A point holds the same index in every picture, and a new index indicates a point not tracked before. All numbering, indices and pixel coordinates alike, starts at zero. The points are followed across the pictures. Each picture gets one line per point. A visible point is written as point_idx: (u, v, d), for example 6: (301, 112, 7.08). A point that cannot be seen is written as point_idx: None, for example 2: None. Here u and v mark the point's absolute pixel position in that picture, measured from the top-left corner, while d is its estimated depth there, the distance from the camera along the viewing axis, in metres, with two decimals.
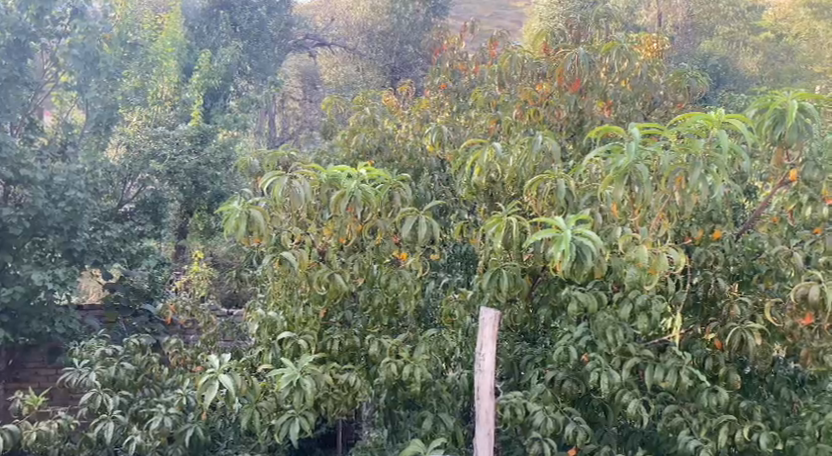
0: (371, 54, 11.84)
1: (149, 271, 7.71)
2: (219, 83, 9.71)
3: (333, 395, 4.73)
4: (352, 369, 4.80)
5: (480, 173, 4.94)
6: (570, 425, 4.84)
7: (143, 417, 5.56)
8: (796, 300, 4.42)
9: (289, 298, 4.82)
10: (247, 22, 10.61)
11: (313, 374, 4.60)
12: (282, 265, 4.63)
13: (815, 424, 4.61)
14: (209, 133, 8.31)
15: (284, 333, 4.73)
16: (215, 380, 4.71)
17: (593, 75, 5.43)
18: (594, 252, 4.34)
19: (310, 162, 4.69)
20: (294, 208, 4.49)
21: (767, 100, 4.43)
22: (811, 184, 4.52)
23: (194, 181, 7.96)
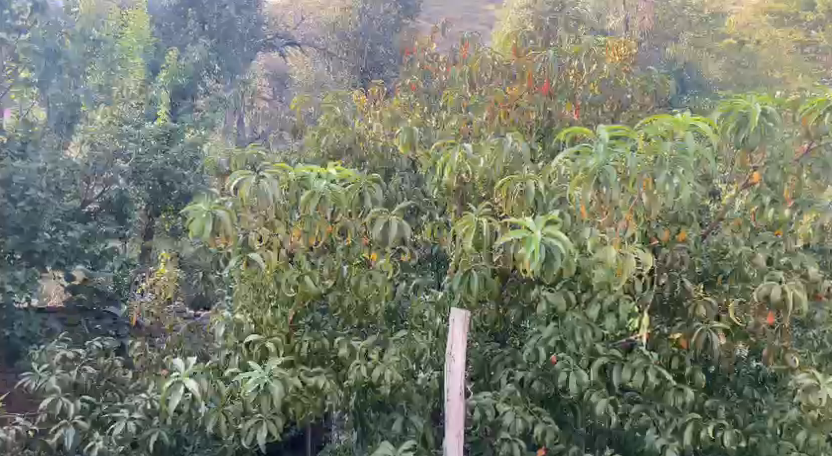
0: (342, 53, 11.50)
1: (114, 272, 7.69)
2: (186, 82, 9.68)
3: (303, 399, 4.75)
4: (321, 373, 4.78)
5: (451, 173, 4.91)
6: (539, 425, 4.84)
7: (106, 423, 5.54)
8: (759, 298, 4.50)
9: (259, 302, 4.83)
10: (216, 21, 10.38)
11: (281, 378, 4.59)
12: (250, 266, 4.67)
13: (776, 421, 4.69)
14: (177, 132, 7.99)
15: (250, 336, 4.71)
16: (181, 383, 4.72)
17: (562, 78, 5.58)
18: (564, 254, 4.32)
19: (279, 162, 4.65)
20: (263, 208, 4.48)
21: (732, 103, 4.50)
22: (774, 187, 4.55)
23: (161, 181, 7.79)
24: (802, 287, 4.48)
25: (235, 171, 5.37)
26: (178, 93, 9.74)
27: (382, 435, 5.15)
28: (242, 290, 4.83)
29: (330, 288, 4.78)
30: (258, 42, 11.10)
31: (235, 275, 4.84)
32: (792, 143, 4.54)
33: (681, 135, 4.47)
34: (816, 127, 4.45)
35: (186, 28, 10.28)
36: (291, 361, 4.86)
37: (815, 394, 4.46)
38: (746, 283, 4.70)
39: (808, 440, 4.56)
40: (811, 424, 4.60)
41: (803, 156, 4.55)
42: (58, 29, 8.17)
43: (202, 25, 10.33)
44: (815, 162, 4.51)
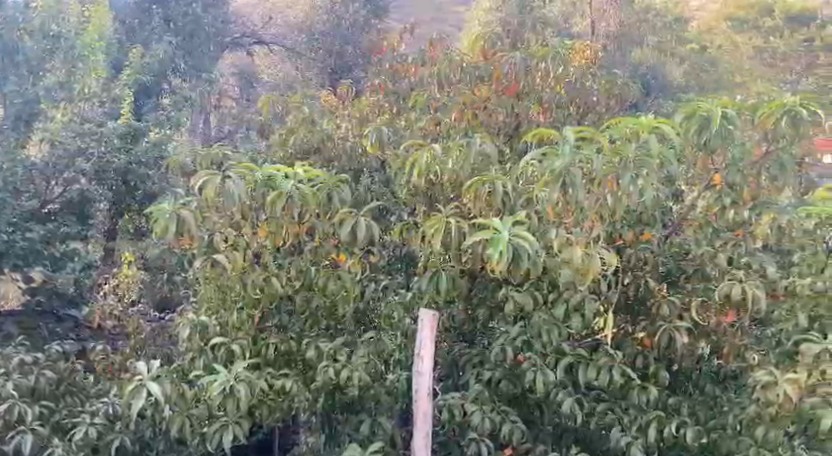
0: (311, 54, 11.53)
1: (74, 274, 7.41)
2: (151, 80, 9.39)
3: (269, 402, 4.74)
4: (288, 375, 4.78)
5: (420, 174, 4.95)
6: (507, 425, 4.89)
7: (66, 429, 5.36)
8: (720, 298, 4.62)
9: (224, 303, 4.88)
10: (183, 18, 10.29)
11: (247, 381, 4.57)
12: (214, 268, 4.66)
13: (738, 417, 4.71)
14: (141, 132, 7.64)
15: (217, 338, 4.73)
16: (144, 387, 4.63)
17: (529, 81, 5.61)
18: (531, 255, 4.37)
19: (246, 161, 4.64)
20: (228, 209, 4.48)
21: (693, 106, 4.58)
22: (734, 188, 4.69)
23: (125, 180, 7.51)
24: (761, 286, 4.58)
25: (201, 171, 5.34)
26: (141, 91, 9.36)
27: (350, 437, 5.13)
28: (208, 291, 4.84)
29: (297, 290, 4.85)
30: (226, 41, 11.14)
31: (201, 276, 4.84)
32: (750, 146, 4.65)
33: (644, 136, 4.54)
34: (775, 130, 4.53)
35: (150, 26, 10.16)
36: (257, 363, 4.86)
37: (772, 390, 4.42)
38: (707, 282, 4.87)
39: (766, 435, 4.56)
40: (770, 420, 4.54)
41: (762, 158, 4.67)
42: (16, 22, 7.97)
43: (166, 23, 10.17)
44: (770, 163, 4.65)
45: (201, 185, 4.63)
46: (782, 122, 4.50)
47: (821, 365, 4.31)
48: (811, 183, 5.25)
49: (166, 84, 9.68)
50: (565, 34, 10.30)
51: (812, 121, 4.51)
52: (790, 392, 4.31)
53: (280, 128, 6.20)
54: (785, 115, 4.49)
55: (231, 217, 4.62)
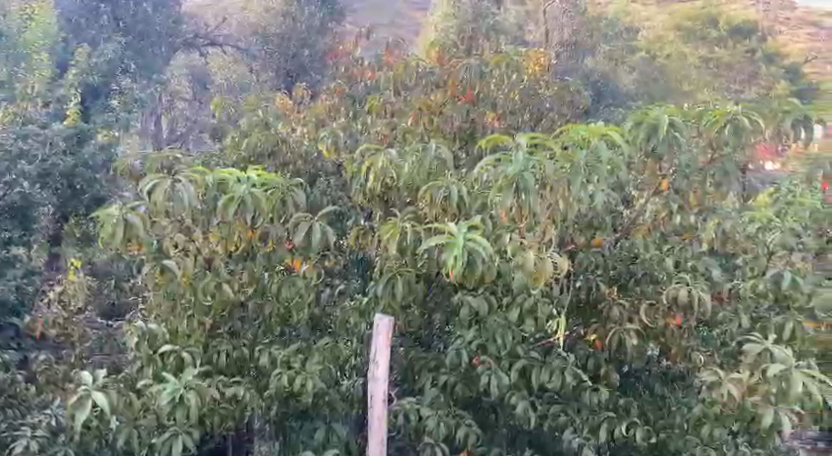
0: (266, 56, 11.62)
1: (15, 281, 6.28)
2: (97, 79, 8.59)
3: (221, 410, 4.73)
4: (240, 382, 4.78)
5: (375, 178, 5.01)
6: (461, 429, 4.94)
7: (8, 442, 5.27)
8: (668, 300, 4.72)
9: (173, 311, 4.79)
10: (133, 18, 10.04)
11: (197, 388, 4.49)
12: (163, 275, 4.61)
13: (685, 417, 4.86)
14: (88, 133, 7.27)
15: (166, 346, 4.65)
16: (90, 397, 4.47)
17: (484, 87, 5.66)
18: (485, 259, 4.41)
19: (195, 165, 4.62)
20: (178, 213, 4.44)
21: (641, 113, 4.68)
22: (679, 193, 4.82)
23: (70, 184, 7.05)
24: (706, 290, 4.71)
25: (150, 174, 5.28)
26: (88, 91, 8.54)
27: (304, 445, 5.15)
28: (156, 300, 4.78)
29: (250, 295, 4.89)
30: (178, 41, 11.01)
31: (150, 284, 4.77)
32: (696, 153, 4.74)
33: (594, 142, 4.62)
34: (719, 137, 4.64)
35: (98, 25, 9.83)
36: (208, 371, 4.85)
37: (717, 390, 4.56)
38: (656, 285, 4.95)
39: (711, 433, 4.74)
40: (715, 417, 4.76)
41: (708, 166, 4.77)
42: None
43: (115, 22, 9.89)
44: (716, 171, 4.75)
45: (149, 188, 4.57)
46: (725, 130, 4.61)
47: (761, 364, 4.45)
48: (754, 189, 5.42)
49: (114, 86, 8.87)
50: (519, 39, 10.30)
51: (755, 130, 4.62)
52: (734, 390, 4.47)
53: (233, 131, 6.13)
54: (730, 122, 4.60)
55: (180, 221, 4.61)
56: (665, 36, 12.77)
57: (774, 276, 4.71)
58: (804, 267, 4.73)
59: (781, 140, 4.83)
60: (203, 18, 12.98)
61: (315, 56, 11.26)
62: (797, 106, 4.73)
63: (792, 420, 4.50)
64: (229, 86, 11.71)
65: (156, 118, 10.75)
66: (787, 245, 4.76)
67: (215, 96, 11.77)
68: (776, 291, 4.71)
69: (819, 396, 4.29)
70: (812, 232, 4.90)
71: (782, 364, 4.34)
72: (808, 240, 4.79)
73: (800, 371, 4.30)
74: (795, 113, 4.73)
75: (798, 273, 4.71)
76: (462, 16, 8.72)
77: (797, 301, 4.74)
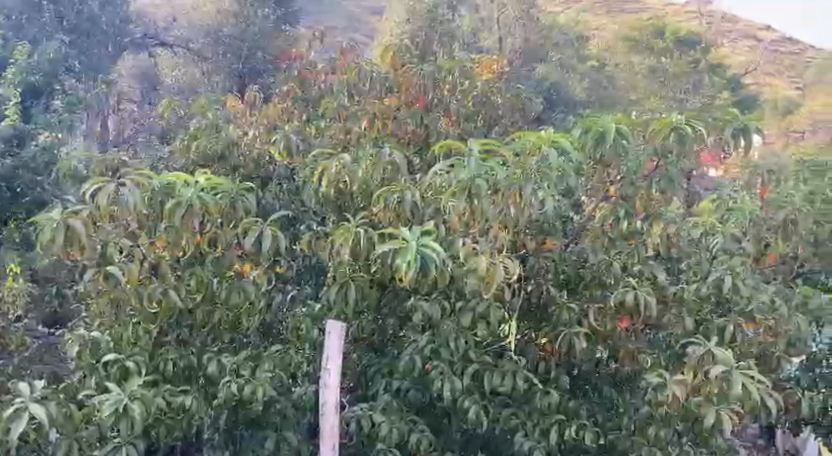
0: (218, 55, 11.59)
1: None
2: (41, 79, 8.20)
3: (166, 420, 4.69)
4: (188, 391, 4.73)
5: (329, 182, 4.99)
6: (414, 434, 4.90)
7: None
8: (615, 304, 4.79)
9: (118, 320, 4.81)
10: (77, 15, 9.60)
11: (142, 398, 4.44)
12: (107, 281, 4.53)
13: (632, 419, 5.03)
14: (28, 134, 7.33)
15: (110, 354, 4.57)
16: (25, 409, 4.28)
17: (437, 92, 5.73)
18: (438, 264, 4.35)
19: (141, 169, 4.59)
20: (123, 217, 4.41)
21: (590, 121, 4.79)
22: (627, 200, 4.90)
23: (9, 186, 6.97)
24: (652, 292, 4.79)
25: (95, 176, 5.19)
26: (31, 92, 8.19)
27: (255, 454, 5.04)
28: (100, 306, 4.71)
29: (198, 303, 4.81)
30: (126, 40, 10.80)
31: (92, 291, 4.70)
32: (644, 160, 4.80)
33: (545, 149, 4.63)
34: (664, 144, 4.78)
35: (41, 23, 9.26)
36: (155, 380, 4.78)
37: (662, 391, 4.65)
38: (604, 289, 4.98)
39: (657, 434, 4.89)
40: (660, 419, 4.89)
41: (653, 172, 4.88)
42: None
43: (59, 20, 9.42)
44: (660, 177, 4.85)
45: (91, 193, 4.52)
46: (670, 138, 4.74)
47: (704, 366, 4.53)
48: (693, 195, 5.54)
49: (58, 86, 8.48)
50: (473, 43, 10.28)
51: (698, 137, 4.76)
52: (678, 391, 4.57)
53: (182, 134, 6.02)
54: (673, 131, 4.74)
55: (125, 227, 4.57)
56: (600, 52, 13.88)
57: (714, 282, 4.93)
58: (743, 271, 5.00)
59: (724, 149, 4.94)
60: (150, 18, 12.85)
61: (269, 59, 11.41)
62: (737, 116, 4.89)
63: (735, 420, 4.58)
64: (180, 88, 11.61)
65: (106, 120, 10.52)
66: (728, 250, 5.12)
67: (164, 97, 11.69)
68: (718, 294, 4.96)
69: (758, 396, 4.42)
70: (750, 240, 5.25)
71: (724, 365, 4.46)
72: (746, 246, 5.20)
73: (739, 372, 4.43)
74: (734, 123, 4.88)
75: (739, 277, 4.96)
76: (409, 23, 8.81)
77: (737, 304, 5.03)
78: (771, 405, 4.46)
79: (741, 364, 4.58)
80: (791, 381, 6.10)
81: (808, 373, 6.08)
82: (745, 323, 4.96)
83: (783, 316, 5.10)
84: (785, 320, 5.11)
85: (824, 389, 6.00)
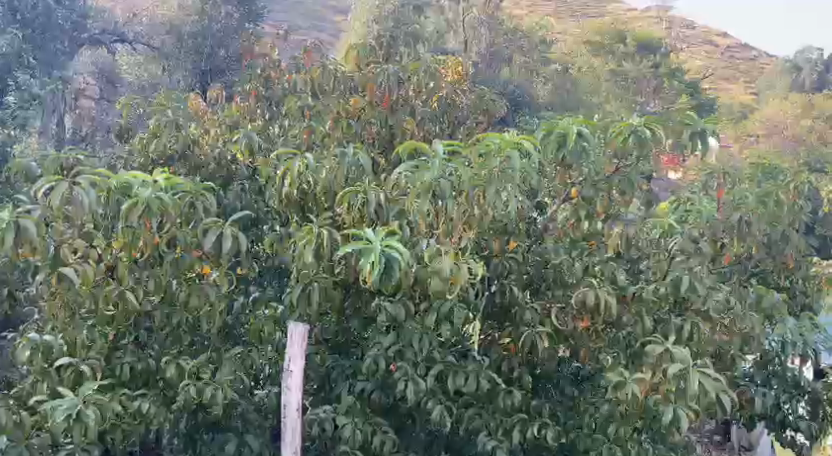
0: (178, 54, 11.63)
1: None
2: None
3: (123, 425, 4.61)
4: (145, 395, 4.65)
5: (291, 183, 4.88)
6: (377, 436, 4.83)
7: None
8: (576, 303, 4.80)
9: (71, 321, 4.62)
10: (32, 11, 9.64)
11: (97, 404, 4.32)
12: (61, 283, 4.45)
13: (593, 416, 5.00)
14: None
15: (63, 359, 4.44)
16: None
17: (402, 93, 5.60)
18: (403, 265, 4.30)
19: (97, 169, 4.53)
20: (76, 217, 4.33)
21: (552, 123, 4.82)
22: (589, 203, 4.94)
23: None
24: (613, 293, 4.79)
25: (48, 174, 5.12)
26: None
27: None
28: (52, 308, 4.63)
29: (157, 305, 4.81)
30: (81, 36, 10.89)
31: (45, 293, 4.63)
32: (604, 162, 4.92)
33: (508, 151, 4.56)
34: (624, 148, 4.84)
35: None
36: (111, 384, 4.71)
37: (622, 390, 4.67)
38: (565, 288, 5.01)
39: (617, 432, 4.87)
40: (620, 417, 4.87)
41: (613, 175, 4.96)
42: None
43: (13, 14, 9.40)
44: (620, 180, 4.93)
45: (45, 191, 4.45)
46: (629, 140, 4.80)
47: (662, 365, 4.61)
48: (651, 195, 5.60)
49: (10, 81, 8.43)
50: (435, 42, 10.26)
51: (654, 141, 4.83)
52: (638, 389, 4.60)
53: (140, 132, 5.95)
54: (632, 134, 4.80)
55: (80, 226, 4.51)
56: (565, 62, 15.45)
57: (673, 281, 4.91)
58: (701, 271, 4.96)
59: (682, 151, 5.07)
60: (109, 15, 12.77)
61: (230, 57, 11.47)
62: (695, 120, 4.97)
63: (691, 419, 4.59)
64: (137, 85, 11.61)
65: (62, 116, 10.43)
66: (688, 250, 5.01)
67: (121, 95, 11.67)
68: (676, 294, 4.91)
69: (715, 394, 4.49)
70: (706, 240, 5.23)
71: (681, 363, 4.51)
72: (705, 245, 5.16)
73: (697, 370, 4.48)
74: (692, 126, 4.97)
75: (697, 277, 4.92)
76: (376, 24, 8.79)
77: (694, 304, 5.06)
78: (727, 402, 4.48)
79: (699, 363, 4.60)
80: (745, 378, 6.34)
81: (761, 372, 6.30)
82: (701, 321, 4.95)
83: (738, 315, 5.22)
84: (740, 319, 5.25)
85: (776, 386, 6.26)
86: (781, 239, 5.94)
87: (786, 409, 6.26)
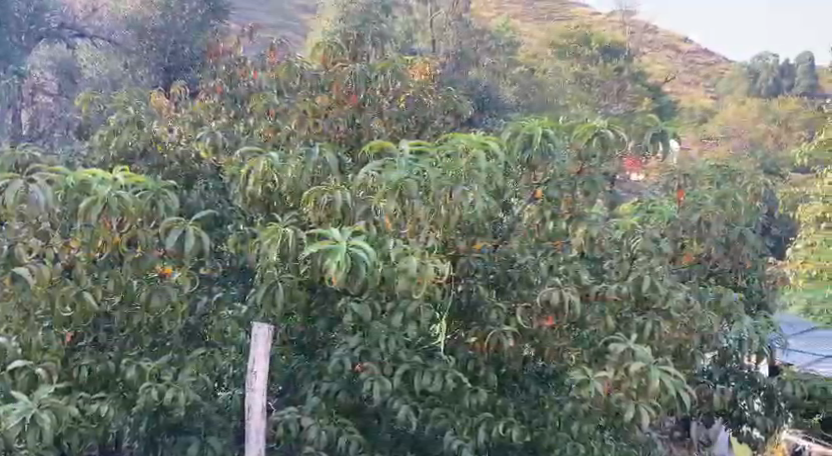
0: (142, 50, 11.80)
1: None
2: None
3: (81, 429, 4.54)
4: (104, 398, 4.59)
5: (256, 182, 4.84)
6: (343, 436, 4.76)
7: None
8: (541, 303, 4.77)
9: (26, 324, 4.51)
10: None
11: (52, 408, 4.22)
12: (14, 284, 4.35)
13: (556, 414, 4.95)
14: None
15: (17, 362, 4.34)
16: None
17: (370, 93, 5.54)
18: (369, 265, 4.23)
19: (54, 166, 4.44)
20: (31, 216, 4.25)
21: (519, 124, 4.92)
22: (554, 202, 4.98)
23: None
24: (576, 292, 4.77)
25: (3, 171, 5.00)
26: None
27: None
28: (6, 310, 4.50)
29: (117, 306, 4.73)
30: (40, 31, 11.24)
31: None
32: (569, 163, 4.94)
33: (474, 152, 4.63)
34: (587, 148, 4.89)
35: None
36: (68, 387, 4.65)
37: (585, 388, 4.68)
38: (531, 287, 5.00)
39: (581, 429, 4.87)
40: (584, 415, 4.90)
41: (578, 175, 4.98)
42: None
43: None
44: (584, 181, 4.96)
45: None
46: (593, 142, 4.87)
47: (625, 363, 4.63)
48: (618, 196, 5.56)
49: None
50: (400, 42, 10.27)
51: (617, 143, 4.89)
52: (601, 388, 4.61)
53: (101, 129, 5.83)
54: (596, 135, 4.86)
55: (35, 225, 4.46)
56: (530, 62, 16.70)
57: (634, 280, 4.97)
58: (660, 270, 5.08)
59: (644, 152, 5.18)
60: (71, 10, 12.73)
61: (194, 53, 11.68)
62: (656, 123, 5.11)
63: (651, 414, 4.67)
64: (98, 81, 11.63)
65: (20, 111, 10.35)
66: (648, 250, 5.11)
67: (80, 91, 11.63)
68: (637, 294, 4.95)
69: (674, 391, 4.56)
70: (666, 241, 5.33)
71: (642, 361, 4.59)
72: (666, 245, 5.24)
73: (657, 367, 4.57)
74: (654, 129, 5.10)
75: (656, 276, 5.01)
76: (344, 22, 8.75)
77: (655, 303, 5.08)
78: (687, 400, 4.57)
79: (659, 361, 4.71)
80: (704, 375, 6.37)
81: (720, 368, 6.37)
82: (662, 320, 5.00)
83: (697, 313, 5.25)
84: (699, 317, 5.28)
85: (733, 383, 6.38)
86: (737, 239, 5.90)
87: (743, 405, 6.38)
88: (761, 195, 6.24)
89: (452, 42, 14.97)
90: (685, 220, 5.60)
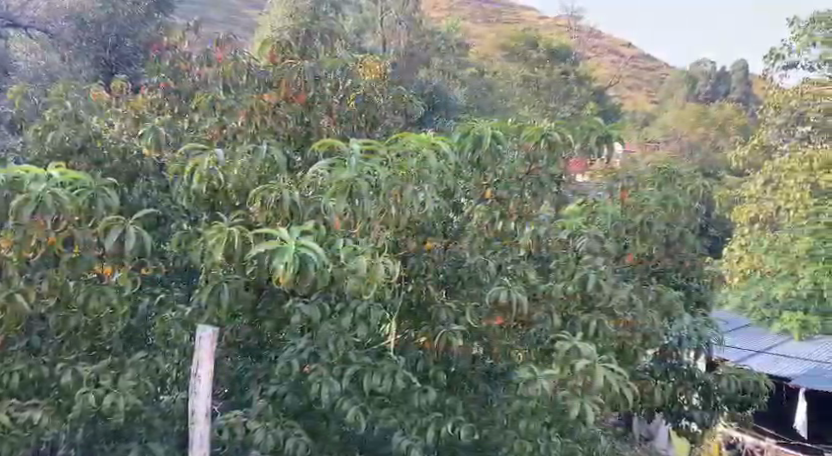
0: (81, 43, 11.61)
1: None
2: None
3: (11, 438, 4.37)
4: (37, 405, 4.45)
5: (200, 180, 4.67)
6: (290, 439, 4.61)
7: None
8: (489, 302, 4.77)
9: None
10: None
11: None
12: None
13: (505, 412, 4.87)
14: None
15: None
16: None
17: (318, 90, 5.47)
18: (319, 265, 4.15)
19: None
20: None
21: (466, 126, 4.94)
22: (502, 203, 5.06)
23: None
24: (524, 292, 4.79)
25: None
26: None
27: None
28: None
29: (52, 308, 4.55)
30: None
31: None
32: (517, 164, 4.98)
33: (424, 152, 4.62)
34: (535, 150, 5.00)
35: None
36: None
37: (532, 386, 4.66)
38: (481, 287, 4.99)
39: (527, 427, 4.74)
40: (531, 412, 4.76)
41: (526, 176, 5.04)
42: None
43: None
44: (532, 181, 5.03)
45: None
46: (541, 143, 4.98)
47: (570, 361, 4.70)
48: (565, 199, 5.55)
49: None
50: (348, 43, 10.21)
51: (564, 143, 5.03)
52: (545, 385, 4.61)
53: (36, 122, 5.63)
54: (544, 137, 4.98)
55: None
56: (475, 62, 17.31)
57: (579, 280, 5.02)
58: (605, 270, 5.14)
59: (590, 155, 5.20)
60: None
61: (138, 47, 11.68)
62: (601, 126, 5.15)
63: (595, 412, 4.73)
64: (35, 73, 11.34)
65: None
66: (593, 251, 5.17)
67: (14, 84, 11.31)
68: (583, 292, 5.03)
69: (619, 388, 4.65)
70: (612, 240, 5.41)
71: (588, 359, 4.66)
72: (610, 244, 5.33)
73: (602, 365, 4.63)
74: (599, 131, 5.14)
75: (601, 276, 5.09)
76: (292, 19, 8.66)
77: (599, 301, 5.14)
78: (629, 395, 4.68)
79: (602, 358, 4.78)
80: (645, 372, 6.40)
81: (660, 365, 6.41)
82: (606, 319, 5.10)
83: (639, 312, 5.30)
84: (641, 316, 5.35)
85: (673, 379, 6.42)
86: (677, 240, 6.00)
87: (682, 400, 6.46)
88: (704, 197, 6.31)
89: (403, 42, 15.60)
90: (629, 220, 5.67)
